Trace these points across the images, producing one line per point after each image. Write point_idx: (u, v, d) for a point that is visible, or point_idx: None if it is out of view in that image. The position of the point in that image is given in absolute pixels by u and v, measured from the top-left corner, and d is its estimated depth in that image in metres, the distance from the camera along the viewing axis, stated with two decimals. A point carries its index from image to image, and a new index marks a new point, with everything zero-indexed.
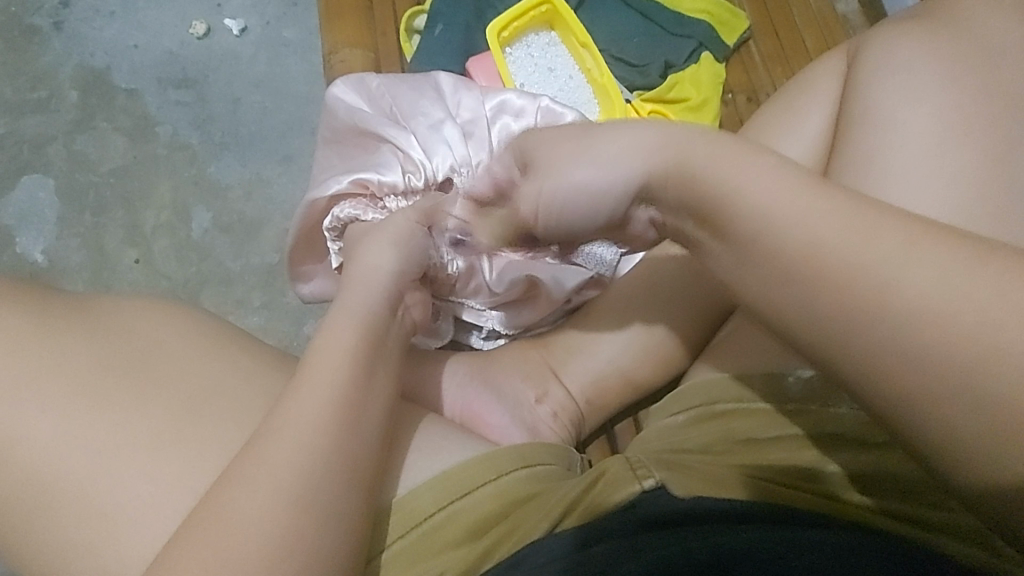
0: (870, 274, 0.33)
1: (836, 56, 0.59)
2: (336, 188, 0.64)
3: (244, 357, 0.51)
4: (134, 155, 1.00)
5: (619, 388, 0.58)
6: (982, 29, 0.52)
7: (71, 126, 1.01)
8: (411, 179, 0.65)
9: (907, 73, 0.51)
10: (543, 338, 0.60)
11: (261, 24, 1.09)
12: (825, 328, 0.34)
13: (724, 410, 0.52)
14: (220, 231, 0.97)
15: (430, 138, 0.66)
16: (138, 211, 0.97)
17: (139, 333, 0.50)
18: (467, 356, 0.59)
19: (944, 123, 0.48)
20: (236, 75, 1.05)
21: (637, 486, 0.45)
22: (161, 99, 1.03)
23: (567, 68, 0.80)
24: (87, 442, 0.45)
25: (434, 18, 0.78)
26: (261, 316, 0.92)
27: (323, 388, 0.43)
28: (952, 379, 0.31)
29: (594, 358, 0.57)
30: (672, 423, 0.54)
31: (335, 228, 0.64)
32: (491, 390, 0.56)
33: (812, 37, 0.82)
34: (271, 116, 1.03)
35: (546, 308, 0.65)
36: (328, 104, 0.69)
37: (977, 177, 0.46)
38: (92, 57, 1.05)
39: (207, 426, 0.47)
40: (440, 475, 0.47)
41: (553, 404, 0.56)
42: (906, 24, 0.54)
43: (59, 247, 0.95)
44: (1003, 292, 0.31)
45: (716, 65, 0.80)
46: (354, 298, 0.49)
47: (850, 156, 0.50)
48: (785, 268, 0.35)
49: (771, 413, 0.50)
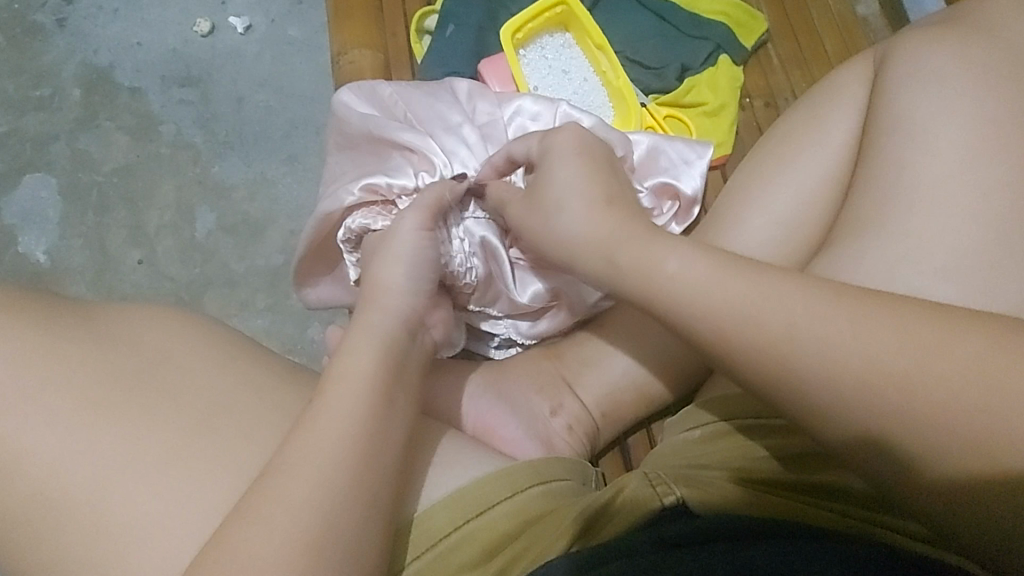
0: (860, 308, 0.37)
1: (862, 61, 0.58)
2: (348, 199, 0.63)
3: (255, 368, 0.50)
4: (137, 155, 0.99)
5: (635, 400, 0.56)
6: (1014, 36, 0.50)
7: (74, 124, 1.00)
8: (423, 178, 0.63)
9: (936, 81, 0.49)
10: (558, 348, 0.59)
11: (267, 22, 1.07)
12: (827, 353, 0.37)
13: (741, 426, 0.49)
14: (225, 232, 0.95)
15: (448, 140, 0.66)
16: (142, 210, 0.96)
17: (146, 345, 0.49)
18: (481, 367, 0.58)
19: (974, 134, 0.47)
20: (242, 74, 1.04)
21: (657, 502, 0.45)
22: (165, 98, 1.02)
23: (582, 71, 0.79)
24: (93, 457, 0.44)
25: (445, 18, 0.77)
26: (265, 319, 0.91)
27: (338, 403, 0.43)
28: (947, 393, 0.34)
29: (610, 369, 0.56)
30: (688, 438, 0.51)
31: (349, 238, 0.62)
32: (506, 402, 0.55)
33: (831, 41, 0.81)
34: (276, 115, 1.01)
35: (563, 322, 0.64)
36: (339, 112, 0.67)
37: (1007, 192, 0.45)
38: (96, 55, 1.04)
39: (218, 440, 0.46)
40: (455, 492, 0.46)
41: (568, 416, 0.55)
42: (936, 30, 0.53)
43: (62, 247, 0.94)
44: (964, 334, 0.35)
45: (733, 68, 0.78)
46: (369, 315, 0.48)
47: (876, 165, 0.49)
48: (795, 308, 0.38)
49: (782, 431, 0.48)
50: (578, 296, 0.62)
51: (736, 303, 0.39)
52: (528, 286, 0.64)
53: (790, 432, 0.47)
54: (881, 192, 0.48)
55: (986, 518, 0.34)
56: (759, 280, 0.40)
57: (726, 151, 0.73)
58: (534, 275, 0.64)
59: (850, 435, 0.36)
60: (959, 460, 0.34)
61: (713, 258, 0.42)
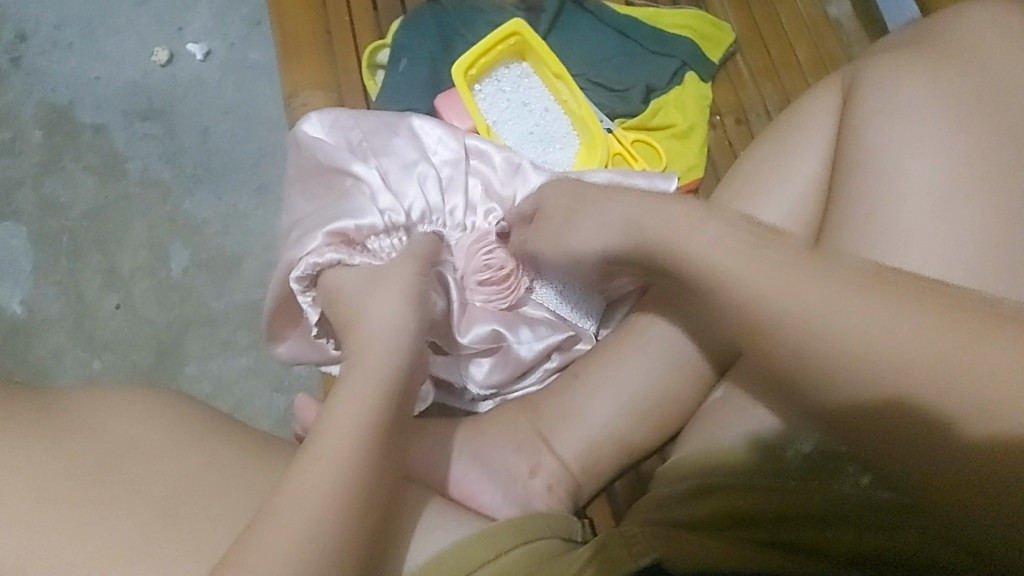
0: (873, 319, 0.36)
1: (832, 88, 0.56)
2: (311, 244, 0.63)
3: (221, 449, 0.50)
4: (106, 195, 0.97)
5: (614, 456, 0.53)
6: (983, 61, 0.49)
7: (39, 168, 0.98)
8: (390, 217, 0.64)
9: (904, 119, 0.48)
10: (533, 402, 0.56)
11: (225, 46, 1.04)
12: (848, 347, 0.36)
13: (721, 484, 0.48)
14: (201, 269, 0.94)
15: (404, 179, 0.67)
16: (115, 253, 0.94)
17: (109, 432, 0.49)
18: (455, 430, 0.56)
19: (946, 176, 0.45)
20: (204, 103, 1.01)
21: (633, 565, 0.42)
22: (129, 134, 0.99)
23: (542, 101, 0.79)
24: (61, 559, 0.45)
25: (397, 53, 0.76)
26: (249, 356, 0.91)
27: (303, 500, 0.41)
28: (949, 415, 0.34)
29: (587, 424, 0.53)
30: (671, 494, 0.49)
31: (305, 275, 0.62)
32: (480, 464, 0.53)
33: (803, 50, 0.82)
34: (243, 144, 0.99)
35: (516, 366, 0.66)
36: (295, 140, 0.69)
37: (984, 244, 0.44)
38: (54, 93, 1.01)
39: (183, 531, 0.46)
40: (435, 557, 0.46)
41: (547, 476, 0.52)
42: (903, 54, 0.51)
43: (37, 296, 0.92)
44: (1002, 339, 0.34)
45: (701, 86, 0.80)
46: (373, 356, 0.50)
47: (848, 209, 0.48)
48: (805, 303, 0.38)
49: (766, 490, 0.46)
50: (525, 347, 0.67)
51: (741, 298, 0.40)
52: (482, 328, 0.66)
53: (773, 490, 0.46)
54: (852, 240, 0.47)
55: (1000, 533, 0.34)
56: (774, 268, 0.40)
57: (698, 174, 0.75)
58: (484, 317, 0.66)
59: (862, 434, 0.37)
60: (969, 478, 0.34)
61: (731, 242, 0.42)
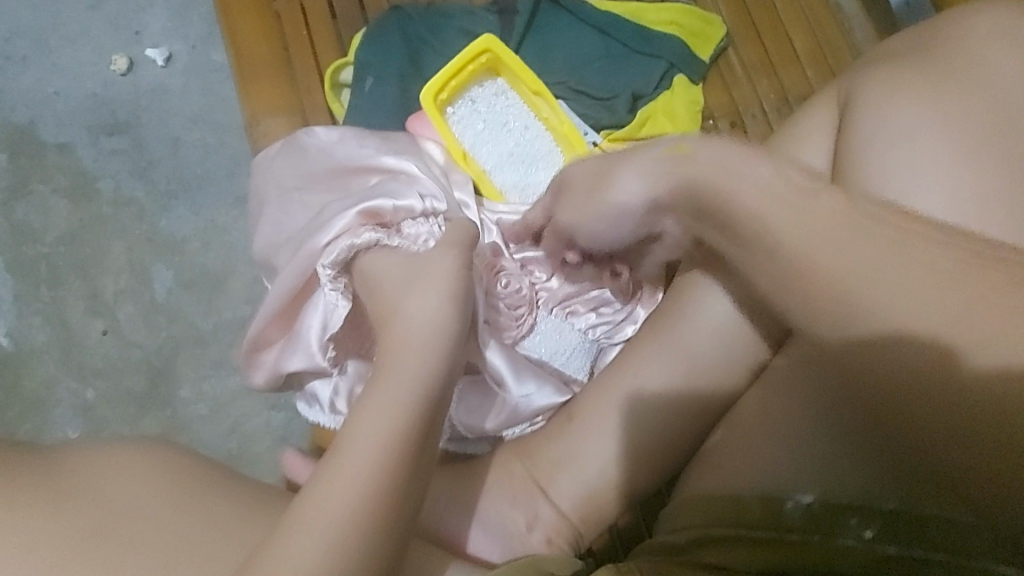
0: (901, 279, 0.36)
1: (823, 106, 0.54)
2: (345, 222, 0.62)
3: (218, 511, 0.49)
4: (80, 218, 0.93)
5: (612, 501, 0.55)
6: (984, 78, 0.47)
7: (6, 194, 0.93)
8: (430, 203, 0.64)
9: (907, 145, 0.46)
10: (527, 446, 0.57)
11: (187, 48, 0.98)
12: (867, 302, 0.36)
13: (717, 537, 0.46)
14: (186, 289, 0.91)
15: (430, 175, 0.67)
16: (95, 277, 0.91)
17: (105, 489, 0.47)
18: (448, 479, 0.56)
19: (951, 212, 0.44)
20: (172, 111, 0.96)
21: None
22: (96, 150, 0.95)
23: (521, 118, 0.77)
24: None
25: (361, 70, 0.74)
26: (241, 376, 0.89)
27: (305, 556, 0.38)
28: (960, 388, 0.34)
29: (584, 472, 0.54)
30: (673, 543, 0.48)
31: (336, 262, 0.62)
32: (479, 517, 0.55)
33: (799, 38, 0.81)
34: (215, 154, 0.95)
35: (509, 415, 0.65)
36: (307, 147, 0.69)
37: None
38: (12, 112, 0.95)
39: None
40: None
41: (545, 528, 0.54)
42: (897, 72, 0.49)
43: (22, 327, 0.89)
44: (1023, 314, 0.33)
45: (691, 90, 0.78)
46: (416, 356, 0.48)
47: None
48: (831, 252, 0.38)
49: (765, 543, 0.44)
50: (525, 400, 0.65)
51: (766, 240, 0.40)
52: (492, 359, 0.64)
53: (773, 544, 0.44)
54: None
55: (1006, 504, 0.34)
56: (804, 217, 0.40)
57: None
58: (497, 348, 0.65)
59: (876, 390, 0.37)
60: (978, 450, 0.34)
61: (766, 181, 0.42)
